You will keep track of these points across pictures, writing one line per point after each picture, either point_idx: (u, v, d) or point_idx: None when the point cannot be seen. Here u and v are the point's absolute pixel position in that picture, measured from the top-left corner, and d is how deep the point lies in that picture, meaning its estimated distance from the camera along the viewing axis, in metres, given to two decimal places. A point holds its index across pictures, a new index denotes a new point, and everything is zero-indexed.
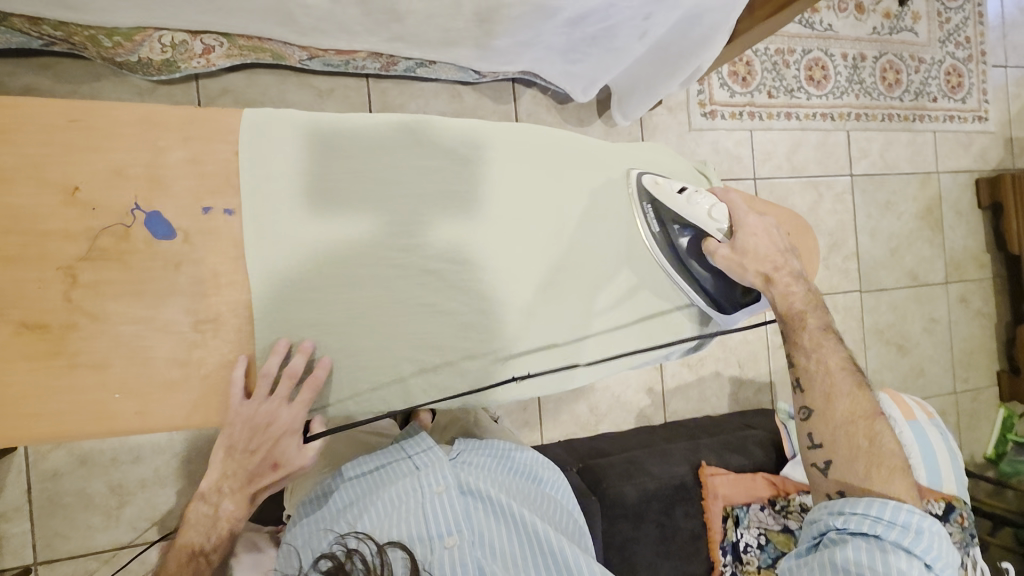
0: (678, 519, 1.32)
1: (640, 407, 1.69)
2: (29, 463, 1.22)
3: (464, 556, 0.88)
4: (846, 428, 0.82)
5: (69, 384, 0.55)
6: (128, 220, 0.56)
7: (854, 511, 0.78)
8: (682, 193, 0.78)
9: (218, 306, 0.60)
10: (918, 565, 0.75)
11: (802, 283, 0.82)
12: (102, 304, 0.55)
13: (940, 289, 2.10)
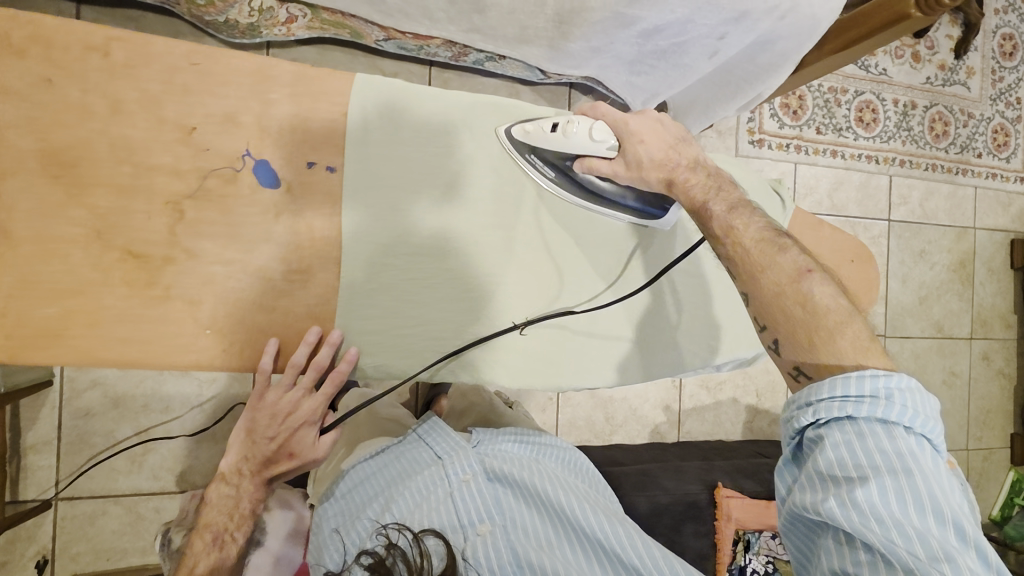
0: (686, 537, 1.31)
1: (655, 422, 1.69)
2: (64, 398, 1.25)
3: (497, 539, 0.82)
4: (773, 305, 0.63)
5: (164, 311, 0.57)
6: (237, 165, 0.58)
7: (820, 398, 0.58)
8: (555, 129, 0.69)
9: (309, 259, 0.62)
10: (917, 439, 0.56)
11: (703, 171, 0.70)
12: (201, 242, 0.57)
13: (964, 343, 2.09)
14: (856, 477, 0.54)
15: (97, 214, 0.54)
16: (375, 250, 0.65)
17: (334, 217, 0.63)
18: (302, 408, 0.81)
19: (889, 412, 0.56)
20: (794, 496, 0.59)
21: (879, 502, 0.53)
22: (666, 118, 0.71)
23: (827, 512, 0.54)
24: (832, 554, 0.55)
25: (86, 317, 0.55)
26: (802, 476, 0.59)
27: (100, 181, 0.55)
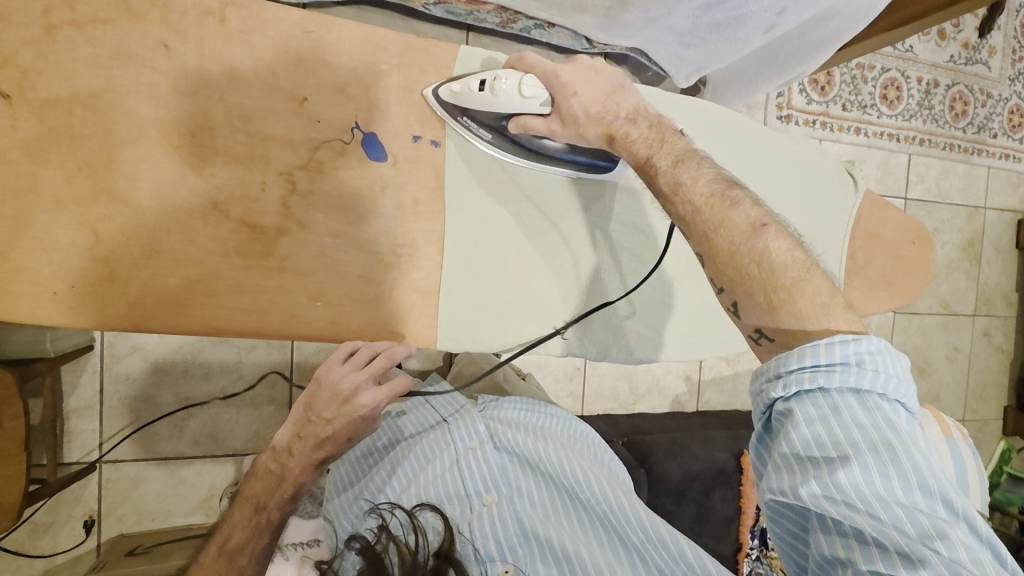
0: (714, 501, 1.37)
1: (676, 393, 1.74)
2: (105, 363, 1.24)
3: (503, 509, 0.85)
4: (731, 266, 0.63)
5: (280, 280, 0.64)
6: (347, 137, 0.65)
7: (789, 370, 0.57)
8: (482, 88, 0.68)
9: (412, 233, 0.70)
10: (890, 405, 0.55)
11: (643, 121, 0.71)
12: (312, 213, 0.64)
13: (968, 320, 2.15)
14: (834, 455, 0.53)
15: (218, 186, 0.61)
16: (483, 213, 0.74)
17: (432, 189, 0.71)
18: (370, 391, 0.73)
19: (857, 382, 0.55)
20: (768, 483, 0.57)
21: (861, 480, 0.51)
22: (596, 66, 0.72)
23: (802, 494, 0.53)
24: (822, 538, 0.53)
25: (210, 285, 0.62)
26: (776, 460, 0.57)
27: (220, 151, 0.61)
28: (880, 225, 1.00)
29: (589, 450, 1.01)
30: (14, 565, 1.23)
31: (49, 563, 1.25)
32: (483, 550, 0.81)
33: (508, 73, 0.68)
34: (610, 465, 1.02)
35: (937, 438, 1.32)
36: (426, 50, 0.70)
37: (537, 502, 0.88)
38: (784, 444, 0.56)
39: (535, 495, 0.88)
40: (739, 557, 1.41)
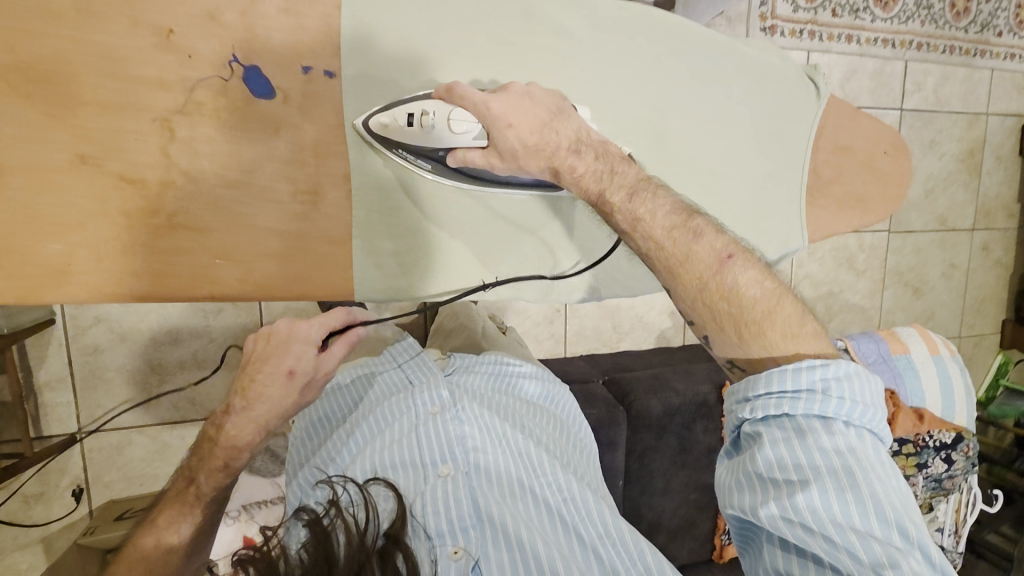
0: (696, 434, 1.36)
1: (661, 328, 1.69)
2: (70, 337, 1.21)
3: (457, 484, 0.79)
4: (699, 300, 0.64)
5: (172, 236, 0.65)
6: (225, 73, 0.63)
7: (756, 395, 0.60)
8: (412, 123, 0.69)
9: (316, 177, 0.69)
10: (858, 437, 0.57)
11: (589, 151, 0.68)
12: (198, 160, 0.64)
13: (966, 235, 2.07)
14: (794, 478, 0.56)
15: (83, 137, 0.60)
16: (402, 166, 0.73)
17: (330, 124, 0.69)
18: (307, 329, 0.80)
19: (825, 415, 0.57)
20: (731, 497, 0.61)
21: (818, 508, 0.54)
22: (533, 92, 0.69)
23: (763, 515, 0.56)
24: (774, 551, 0.57)
25: (104, 245, 0.63)
26: (741, 476, 0.60)
27: (86, 100, 0.60)
28: (851, 136, 0.95)
29: (563, 444, 0.98)
30: (11, 536, 1.26)
31: (44, 532, 1.28)
32: (433, 527, 0.75)
33: (437, 107, 0.69)
34: (581, 461, 1.00)
35: (922, 357, 1.29)
36: None
37: (497, 480, 0.82)
38: (750, 463, 0.59)
39: (495, 475, 0.83)
40: None
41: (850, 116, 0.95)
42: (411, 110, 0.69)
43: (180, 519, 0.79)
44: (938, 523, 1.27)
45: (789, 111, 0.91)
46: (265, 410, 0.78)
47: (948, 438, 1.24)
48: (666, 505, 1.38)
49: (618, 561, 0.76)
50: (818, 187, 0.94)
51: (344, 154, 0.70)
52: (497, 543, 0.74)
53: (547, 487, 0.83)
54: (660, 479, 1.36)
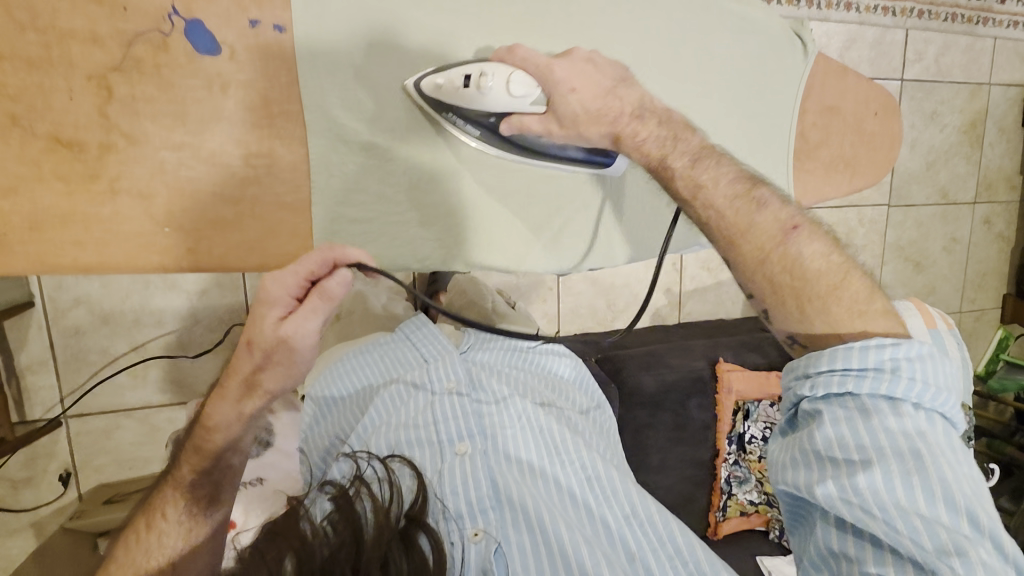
0: (690, 411, 1.33)
1: (656, 306, 1.64)
2: (50, 319, 1.17)
3: (476, 464, 0.72)
4: (761, 273, 0.58)
5: (118, 204, 0.58)
6: (166, 28, 0.56)
7: (819, 370, 0.54)
8: (468, 84, 0.63)
9: (269, 140, 0.61)
10: (929, 419, 0.51)
11: (652, 118, 0.64)
12: (140, 122, 0.57)
13: (967, 209, 2.03)
14: (856, 458, 0.50)
15: (8, 95, 0.53)
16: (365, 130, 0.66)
17: (283, 83, 0.61)
18: (274, 285, 0.56)
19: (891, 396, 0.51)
20: (783, 474, 0.56)
21: (883, 489, 0.49)
22: (595, 58, 0.66)
23: (820, 495, 0.51)
24: (828, 532, 0.52)
25: (42, 214, 0.56)
26: (796, 454, 0.55)
27: (7, 54, 0.53)
28: (837, 96, 0.90)
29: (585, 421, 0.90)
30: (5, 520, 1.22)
31: (35, 516, 1.24)
32: (452, 508, 0.69)
33: (495, 68, 0.63)
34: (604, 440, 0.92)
35: None
36: None
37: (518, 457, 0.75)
38: (806, 440, 0.54)
39: (516, 451, 0.75)
40: (718, 464, 1.37)
41: (835, 74, 0.90)
42: (467, 71, 0.63)
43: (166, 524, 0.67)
44: None
45: (776, 70, 0.85)
46: (246, 392, 0.62)
47: None
48: (663, 482, 1.34)
49: (650, 545, 0.67)
50: (806, 151, 0.90)
51: (302, 118, 0.62)
52: (519, 526, 0.67)
53: (571, 465, 0.75)
54: (655, 455, 1.32)
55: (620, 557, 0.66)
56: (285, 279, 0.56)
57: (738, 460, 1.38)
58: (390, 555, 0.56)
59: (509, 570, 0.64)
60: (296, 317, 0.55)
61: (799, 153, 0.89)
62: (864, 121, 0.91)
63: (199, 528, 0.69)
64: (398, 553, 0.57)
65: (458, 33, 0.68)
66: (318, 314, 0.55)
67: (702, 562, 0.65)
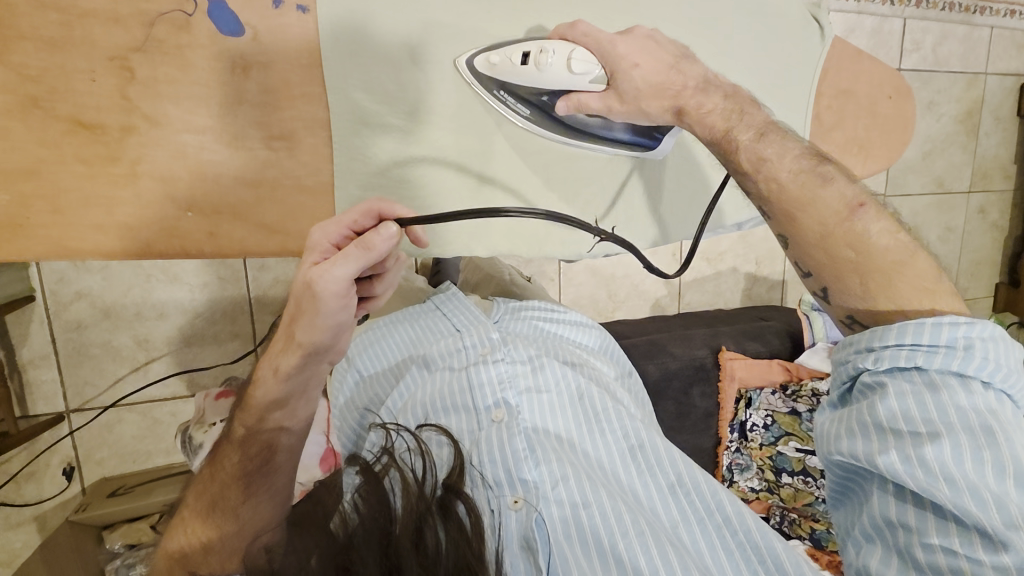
0: (694, 399, 1.34)
1: (657, 296, 1.65)
2: (51, 313, 1.16)
3: (513, 430, 0.69)
4: (819, 249, 0.60)
5: (136, 188, 0.57)
6: (188, 7, 0.55)
7: (886, 345, 0.55)
8: (526, 61, 0.63)
9: (290, 123, 0.61)
10: (995, 399, 0.52)
11: (718, 91, 0.64)
12: (160, 104, 0.56)
13: (963, 198, 2.05)
14: (922, 430, 0.51)
15: (27, 76, 0.53)
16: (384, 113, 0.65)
17: (304, 65, 0.60)
18: (315, 234, 0.55)
19: (959, 375, 0.52)
20: (837, 443, 0.58)
21: (948, 459, 0.50)
22: (656, 35, 0.64)
23: (884, 463, 0.52)
24: (886, 501, 0.53)
25: (58, 199, 0.56)
26: (852, 424, 0.56)
27: (28, 34, 0.52)
28: (852, 79, 0.88)
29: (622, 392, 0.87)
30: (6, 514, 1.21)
31: (37, 510, 1.24)
32: (489, 476, 0.66)
33: (557, 45, 0.61)
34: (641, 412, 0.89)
35: None
36: None
37: (554, 426, 0.72)
38: (864, 411, 0.55)
39: (554, 417, 0.72)
40: (720, 451, 1.37)
41: (850, 58, 0.89)
42: (525, 49, 0.63)
43: (223, 483, 0.68)
44: None
45: (795, 54, 0.85)
46: (295, 347, 0.61)
47: None
48: None
49: (695, 516, 0.65)
50: (821, 134, 0.87)
51: (325, 102, 0.61)
52: (559, 495, 0.65)
53: (611, 433, 0.72)
54: None
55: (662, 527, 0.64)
56: (328, 229, 0.55)
57: (738, 448, 1.37)
58: (428, 523, 0.55)
59: (550, 539, 0.62)
60: (325, 262, 0.53)
61: (816, 135, 0.86)
62: (879, 104, 0.89)
63: (254, 490, 0.69)
64: (437, 518, 0.56)
65: (476, 15, 0.67)
66: (347, 259, 0.53)
67: (753, 533, 0.63)
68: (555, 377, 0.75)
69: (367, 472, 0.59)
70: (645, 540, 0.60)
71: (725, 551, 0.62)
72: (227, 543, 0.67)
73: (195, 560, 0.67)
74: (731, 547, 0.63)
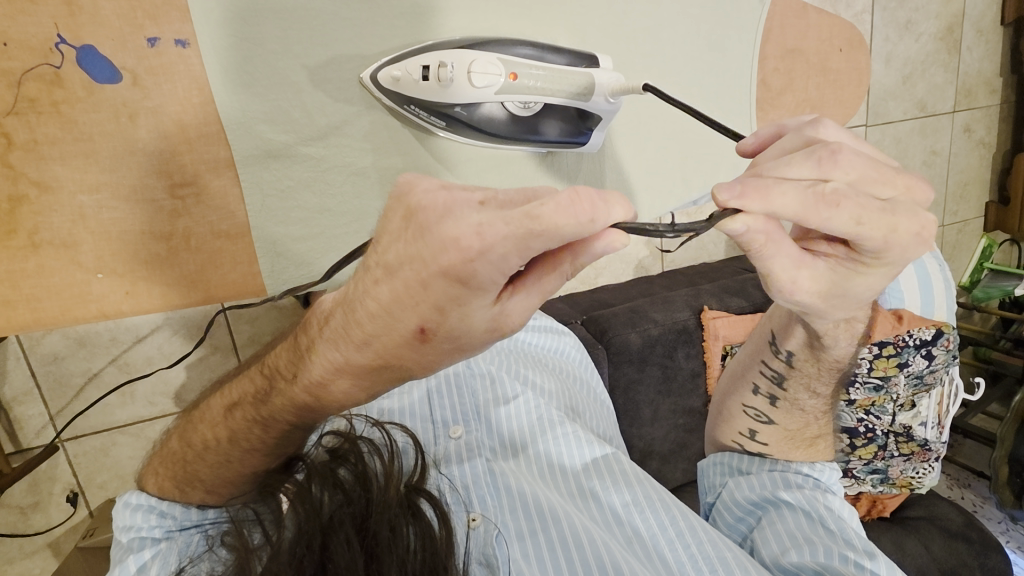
0: (679, 361, 1.19)
1: (637, 258, 1.32)
2: (27, 346, 0.76)
3: (472, 446, 0.68)
4: (800, 414, 0.67)
5: (35, 256, 0.68)
6: (57, 61, 0.64)
7: (746, 472, 0.69)
8: (427, 76, 0.70)
9: (192, 166, 0.71)
10: (825, 467, 0.68)
11: (913, 214, 0.41)
12: (45, 169, 0.66)
13: (947, 117, 1.55)
14: (754, 459, 0.70)
15: None
16: (293, 142, 0.73)
17: (197, 103, 0.69)
18: (514, 238, 0.28)
19: (831, 483, 0.68)
20: (739, 489, 0.69)
21: (829, 516, 0.63)
22: (891, 208, 0.40)
23: (771, 549, 0.63)
24: (772, 538, 0.63)
25: None
26: (755, 473, 0.68)
27: None
28: (793, 36, 0.95)
29: (594, 405, 0.85)
30: (14, 547, 0.86)
31: (50, 537, 0.88)
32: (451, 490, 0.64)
33: (455, 59, 0.69)
34: (612, 428, 0.86)
35: None
36: None
37: (521, 436, 0.71)
38: (765, 463, 0.68)
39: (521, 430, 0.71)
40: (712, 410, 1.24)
41: (794, 14, 0.95)
42: (425, 63, 0.70)
43: (230, 446, 0.55)
44: (921, 418, 1.23)
45: (719, 25, 0.88)
46: (341, 367, 0.37)
47: (927, 335, 1.20)
48: (656, 433, 1.21)
49: (654, 530, 0.63)
50: (770, 98, 0.95)
51: (225, 140, 0.71)
52: (524, 505, 0.62)
53: (573, 449, 0.70)
54: (647, 408, 1.18)
55: (619, 539, 0.63)
56: (532, 245, 0.29)
57: None
58: (396, 520, 0.52)
59: (510, 557, 0.59)
60: (492, 297, 0.32)
61: (764, 100, 0.95)
62: (829, 60, 1.01)
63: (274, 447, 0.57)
64: (406, 519, 0.53)
65: (373, 31, 0.73)
66: (527, 299, 0.34)
67: (707, 544, 0.60)
68: (515, 388, 0.75)
69: (327, 470, 0.57)
70: (602, 556, 0.58)
71: (676, 558, 0.60)
72: (228, 482, 0.58)
73: (193, 488, 0.58)
74: (682, 556, 0.60)
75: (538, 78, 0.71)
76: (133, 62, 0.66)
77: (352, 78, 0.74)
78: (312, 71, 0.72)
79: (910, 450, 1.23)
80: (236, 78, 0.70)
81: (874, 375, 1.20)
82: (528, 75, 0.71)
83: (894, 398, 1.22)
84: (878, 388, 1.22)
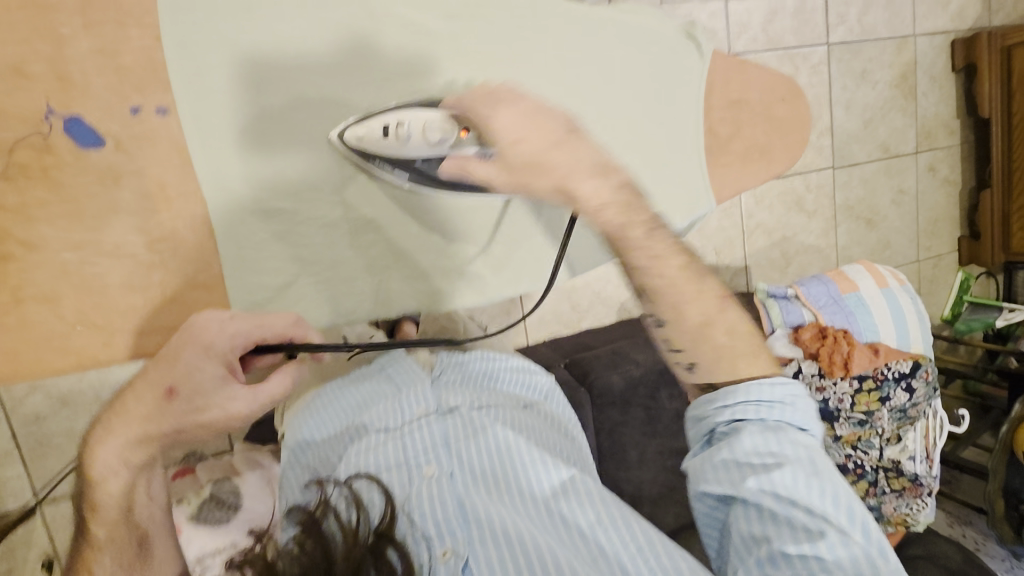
0: (662, 402, 1.19)
1: (620, 301, 1.35)
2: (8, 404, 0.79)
3: (444, 485, 0.69)
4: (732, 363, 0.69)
5: (18, 310, 0.71)
6: (45, 129, 0.68)
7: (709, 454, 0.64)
8: (387, 133, 0.76)
9: (170, 223, 0.75)
10: (792, 425, 0.63)
11: None
12: (31, 228, 0.70)
13: (910, 158, 1.63)
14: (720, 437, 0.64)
15: None
16: (266, 198, 0.77)
17: (177, 164, 0.73)
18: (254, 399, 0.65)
19: (794, 431, 0.63)
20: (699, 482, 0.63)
21: (792, 494, 0.58)
22: None
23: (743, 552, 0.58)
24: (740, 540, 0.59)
25: None
26: (712, 460, 0.63)
27: None
28: (740, 89, 1.01)
29: (571, 436, 0.85)
30: None
31: None
32: (422, 530, 0.65)
33: (411, 118, 0.76)
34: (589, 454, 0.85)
35: (872, 292, 1.32)
36: (127, 30, 0.70)
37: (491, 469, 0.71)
38: (719, 448, 0.63)
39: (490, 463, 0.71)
40: None
41: (735, 69, 1.01)
42: (385, 122, 0.76)
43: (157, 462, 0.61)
44: (909, 452, 1.25)
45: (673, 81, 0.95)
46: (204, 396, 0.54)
47: (906, 367, 1.22)
48: (645, 476, 1.20)
49: (618, 548, 0.63)
50: (717, 144, 1.00)
51: (198, 195, 0.74)
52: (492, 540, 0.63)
53: (541, 475, 0.70)
54: (634, 451, 1.18)
55: (586, 558, 0.63)
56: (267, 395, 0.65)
57: None
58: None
59: None
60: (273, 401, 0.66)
61: (712, 148, 0.99)
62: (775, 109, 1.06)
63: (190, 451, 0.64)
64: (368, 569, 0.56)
65: (344, 96, 0.78)
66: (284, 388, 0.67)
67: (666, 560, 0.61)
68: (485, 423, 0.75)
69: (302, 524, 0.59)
70: None
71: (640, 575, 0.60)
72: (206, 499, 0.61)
73: None
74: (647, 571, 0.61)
75: (480, 132, 0.72)
76: (117, 129, 0.71)
77: (323, 137, 0.78)
78: (284, 133, 0.77)
79: (901, 486, 1.24)
80: (211, 141, 0.74)
81: (857, 410, 1.22)
82: (474, 131, 0.73)
83: (879, 433, 1.23)
84: (862, 423, 1.22)
